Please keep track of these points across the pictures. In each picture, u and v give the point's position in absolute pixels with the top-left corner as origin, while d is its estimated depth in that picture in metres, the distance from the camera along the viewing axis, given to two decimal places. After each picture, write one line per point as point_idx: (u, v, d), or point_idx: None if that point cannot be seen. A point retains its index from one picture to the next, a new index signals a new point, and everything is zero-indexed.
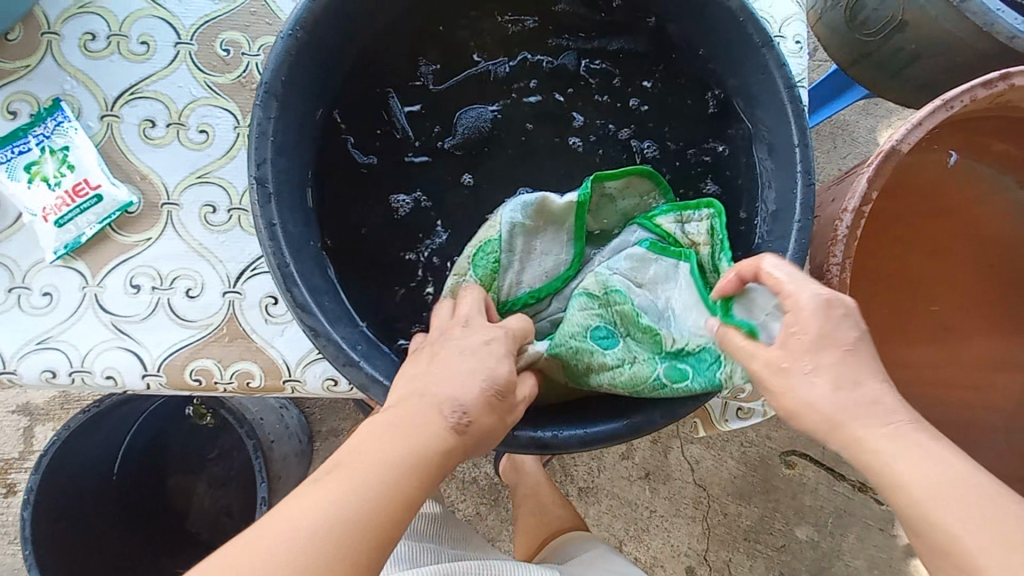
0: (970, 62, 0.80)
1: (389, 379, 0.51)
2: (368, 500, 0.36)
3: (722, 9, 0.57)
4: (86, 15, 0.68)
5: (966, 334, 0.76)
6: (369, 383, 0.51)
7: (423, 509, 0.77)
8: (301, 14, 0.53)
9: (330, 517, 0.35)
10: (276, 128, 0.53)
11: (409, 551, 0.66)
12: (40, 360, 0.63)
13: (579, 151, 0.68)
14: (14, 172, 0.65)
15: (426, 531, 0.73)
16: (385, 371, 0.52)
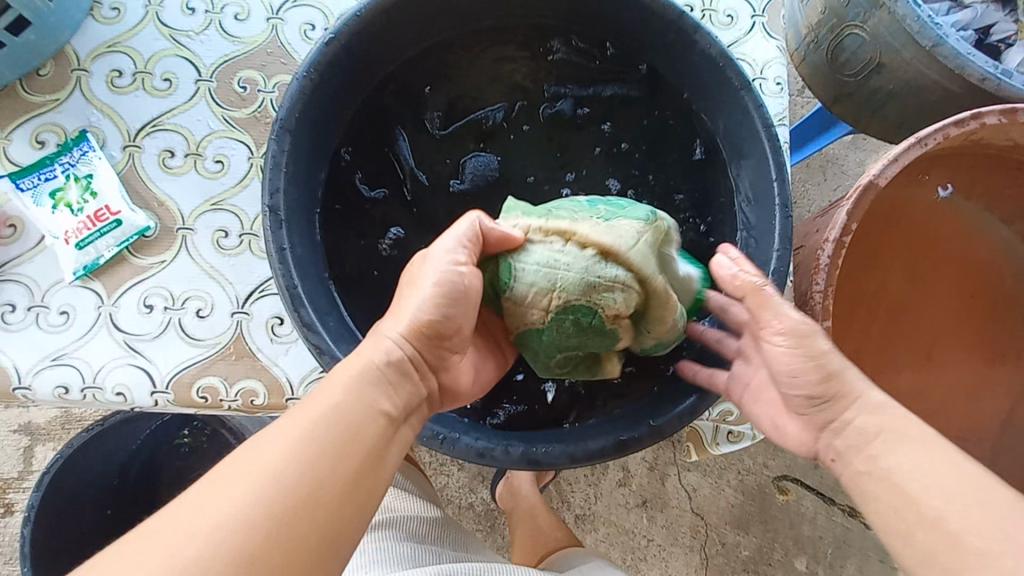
0: (944, 103, 0.84)
1: None
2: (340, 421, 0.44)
3: (704, 57, 0.63)
4: (113, 53, 0.73)
5: (947, 361, 0.78)
6: None
7: (428, 512, 0.78)
8: (315, 57, 0.58)
9: (308, 442, 0.41)
10: (289, 160, 0.57)
11: (413, 553, 0.68)
12: (54, 376, 0.66)
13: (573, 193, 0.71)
14: (40, 198, 0.69)
15: (429, 533, 0.75)
16: None
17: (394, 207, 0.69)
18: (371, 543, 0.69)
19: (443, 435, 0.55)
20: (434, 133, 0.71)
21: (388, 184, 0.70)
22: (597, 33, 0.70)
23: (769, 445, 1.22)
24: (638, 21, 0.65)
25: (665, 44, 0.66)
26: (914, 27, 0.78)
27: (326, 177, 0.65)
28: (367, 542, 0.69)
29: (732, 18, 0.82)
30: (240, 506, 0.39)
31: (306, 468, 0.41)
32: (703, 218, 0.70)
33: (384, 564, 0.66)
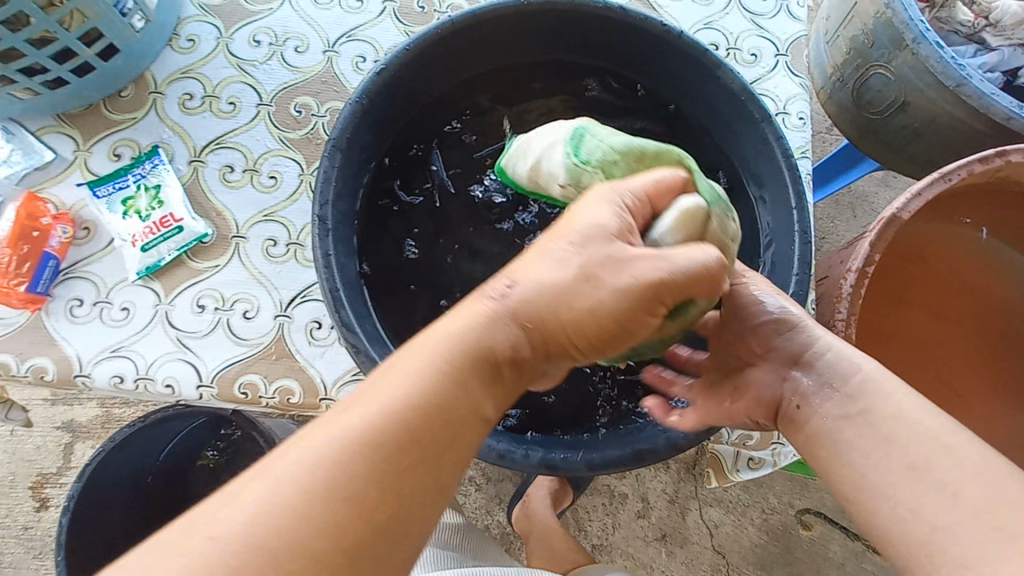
0: (970, 140, 0.85)
1: None
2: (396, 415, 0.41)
3: (727, 92, 0.67)
4: (186, 79, 0.81)
5: (978, 400, 0.77)
6: None
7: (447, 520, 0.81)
8: (366, 85, 0.64)
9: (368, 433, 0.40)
10: (339, 175, 0.63)
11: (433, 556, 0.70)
12: (112, 366, 0.72)
13: None
14: (113, 205, 0.76)
15: (448, 541, 0.77)
16: None
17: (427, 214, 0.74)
18: None
19: None
20: (472, 151, 0.76)
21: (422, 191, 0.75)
22: (630, 75, 0.75)
23: (795, 483, 1.20)
24: (660, 55, 0.70)
25: (690, 82, 0.71)
26: (937, 67, 0.81)
27: (370, 186, 0.71)
28: None
29: (756, 57, 0.86)
30: (315, 483, 0.38)
31: (382, 450, 0.40)
32: None
33: None
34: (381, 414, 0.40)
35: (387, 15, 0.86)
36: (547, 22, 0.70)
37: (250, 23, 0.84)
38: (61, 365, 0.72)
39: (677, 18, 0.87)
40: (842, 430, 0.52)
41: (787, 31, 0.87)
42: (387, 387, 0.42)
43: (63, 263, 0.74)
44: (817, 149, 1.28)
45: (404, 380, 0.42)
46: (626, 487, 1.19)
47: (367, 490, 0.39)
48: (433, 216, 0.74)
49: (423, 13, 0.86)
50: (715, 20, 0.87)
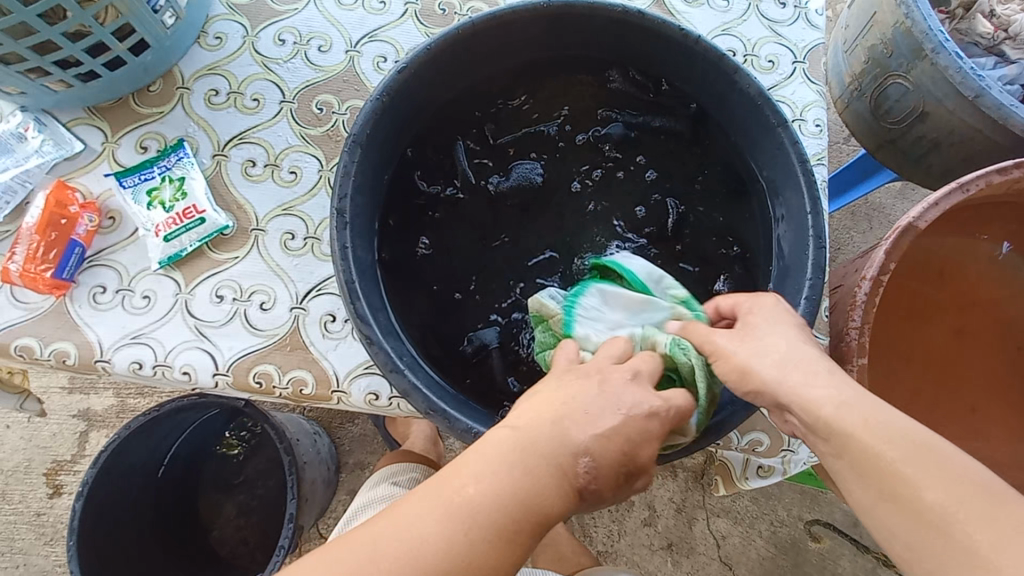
0: (989, 152, 0.85)
1: (428, 389, 0.59)
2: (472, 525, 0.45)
3: (744, 95, 0.67)
4: (213, 75, 0.84)
5: (992, 417, 0.77)
6: (411, 390, 0.58)
7: None
8: (387, 82, 0.65)
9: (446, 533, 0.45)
10: (358, 170, 0.64)
11: None
12: (132, 352, 0.73)
13: (621, 181, 0.77)
14: (138, 196, 0.78)
15: None
16: (425, 381, 0.60)
17: (449, 202, 0.76)
18: None
19: (477, 430, 0.57)
20: (491, 140, 0.78)
21: (445, 181, 0.76)
22: (654, 69, 0.74)
23: (805, 495, 1.18)
24: (679, 59, 0.70)
25: (711, 82, 0.70)
26: (956, 77, 0.81)
27: (391, 177, 0.72)
28: None
29: (773, 63, 0.86)
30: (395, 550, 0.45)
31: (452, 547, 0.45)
32: (742, 248, 0.73)
33: None
34: (456, 514, 0.46)
35: (409, 17, 0.87)
36: (566, 25, 0.71)
37: (276, 23, 0.86)
38: (83, 350, 0.74)
39: (695, 24, 0.88)
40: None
41: (805, 39, 0.87)
42: (462, 492, 0.46)
43: (89, 251, 0.76)
44: (833, 159, 1.27)
45: (476, 484, 0.46)
46: (633, 494, 1.18)
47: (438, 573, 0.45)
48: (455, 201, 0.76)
49: (443, 15, 0.88)
50: (733, 27, 0.87)
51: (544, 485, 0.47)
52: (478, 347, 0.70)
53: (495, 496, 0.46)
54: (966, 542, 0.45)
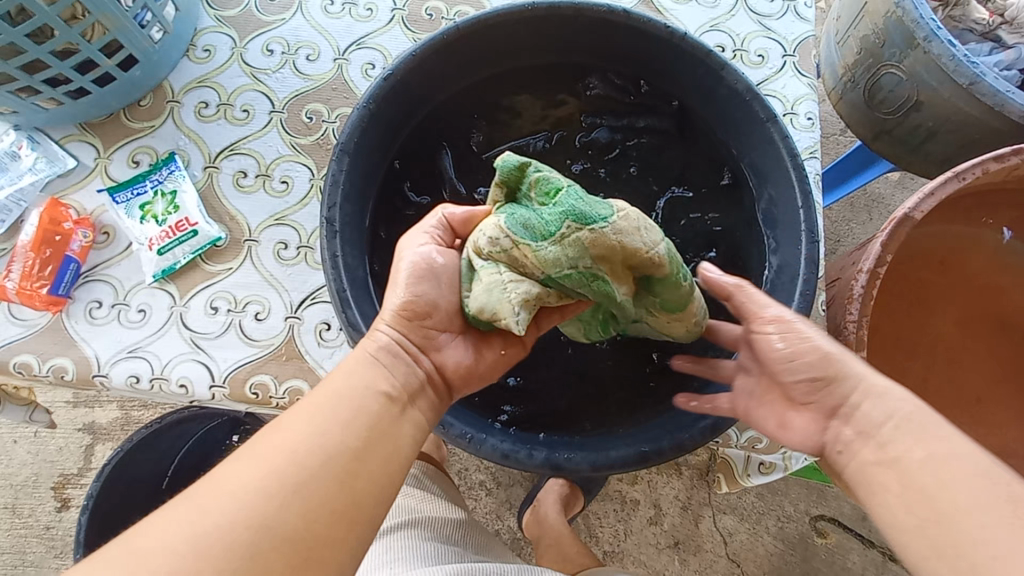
0: (986, 138, 0.84)
1: None
2: (325, 413, 0.49)
3: (732, 91, 0.67)
4: (202, 88, 0.84)
5: (999, 407, 0.76)
6: None
7: (451, 516, 0.81)
8: (374, 90, 0.65)
9: (304, 434, 0.47)
10: (346, 178, 0.64)
11: (434, 550, 0.72)
12: (128, 367, 0.74)
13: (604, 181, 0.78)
14: (131, 210, 0.78)
15: (453, 540, 0.77)
16: None
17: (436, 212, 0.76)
18: (402, 542, 0.73)
19: (471, 435, 0.58)
20: (478, 154, 0.78)
21: (434, 191, 0.77)
22: (633, 70, 0.75)
23: (812, 490, 1.17)
24: (664, 57, 0.71)
25: (697, 79, 0.70)
26: (950, 65, 0.80)
27: (380, 185, 0.72)
28: (395, 540, 0.73)
29: (763, 58, 0.86)
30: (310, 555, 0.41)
31: (311, 438, 0.47)
32: (732, 243, 0.73)
33: (410, 561, 0.70)
34: (310, 412, 0.49)
35: (397, 22, 0.87)
36: (550, 25, 0.71)
37: (264, 33, 0.86)
38: (80, 365, 0.74)
39: (683, 21, 0.87)
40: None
41: (794, 32, 0.87)
42: (310, 399, 0.50)
43: (84, 266, 0.77)
44: (830, 151, 1.26)
45: (323, 391, 0.51)
46: (638, 493, 1.17)
47: (308, 462, 0.46)
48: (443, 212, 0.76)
49: (431, 20, 0.88)
50: (721, 22, 0.87)
51: (375, 363, 0.53)
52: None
53: (339, 389, 0.51)
54: (977, 545, 0.44)
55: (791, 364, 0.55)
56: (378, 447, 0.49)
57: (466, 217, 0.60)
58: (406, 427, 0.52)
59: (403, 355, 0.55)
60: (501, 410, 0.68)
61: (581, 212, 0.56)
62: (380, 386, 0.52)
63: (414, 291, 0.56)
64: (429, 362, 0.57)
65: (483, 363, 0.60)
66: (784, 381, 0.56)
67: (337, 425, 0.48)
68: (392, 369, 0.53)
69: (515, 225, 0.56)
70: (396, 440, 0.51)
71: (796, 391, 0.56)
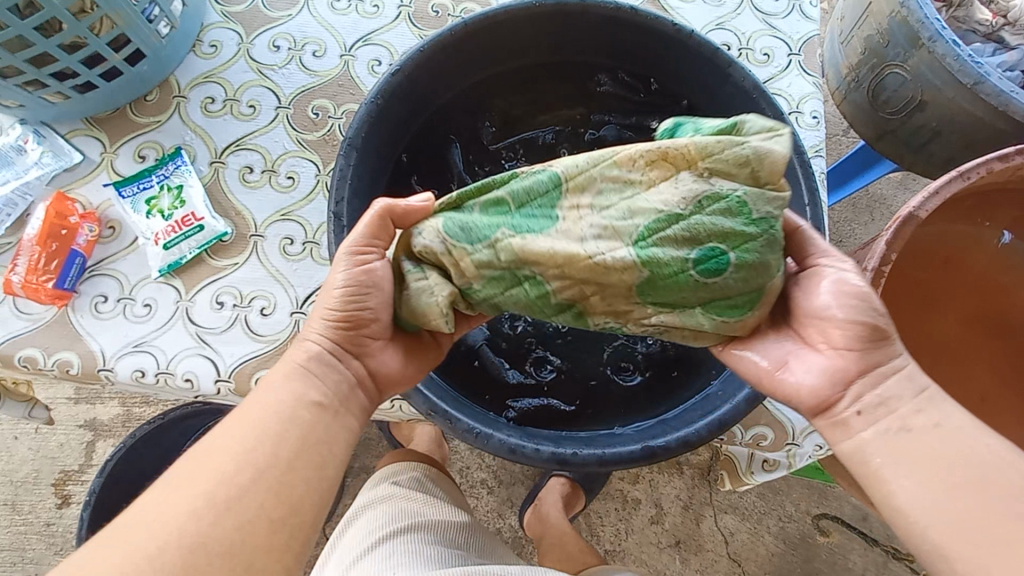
0: (990, 138, 0.84)
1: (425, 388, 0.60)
2: (256, 428, 0.50)
3: (739, 88, 0.67)
4: (208, 83, 0.84)
5: (1002, 407, 0.76)
6: (412, 392, 0.60)
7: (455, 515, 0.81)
8: (382, 85, 0.65)
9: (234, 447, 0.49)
10: (354, 173, 0.64)
11: (438, 554, 0.72)
12: (134, 361, 0.74)
13: None
14: (137, 205, 0.79)
15: (457, 539, 0.77)
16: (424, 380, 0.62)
17: None
18: (407, 543, 0.73)
19: (478, 429, 0.58)
20: (487, 145, 0.79)
21: (442, 186, 0.77)
22: (643, 70, 0.75)
23: (813, 490, 1.17)
24: (672, 54, 0.71)
25: (704, 77, 0.70)
26: (954, 65, 0.80)
27: (387, 181, 0.72)
28: (402, 543, 0.73)
29: (769, 57, 0.86)
30: None
31: (242, 454, 0.49)
32: None
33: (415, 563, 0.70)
34: (247, 426, 0.50)
35: (403, 19, 0.87)
36: (557, 21, 0.71)
37: (270, 29, 0.87)
38: (86, 359, 0.74)
39: (689, 19, 0.87)
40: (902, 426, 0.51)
41: (800, 31, 0.87)
42: (244, 411, 0.51)
43: (89, 260, 0.77)
44: (832, 152, 1.27)
45: (262, 402, 0.52)
46: (639, 492, 1.17)
47: (237, 475, 0.48)
48: None
49: (437, 17, 0.88)
50: (727, 21, 0.87)
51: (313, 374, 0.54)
52: (491, 358, 0.71)
53: (276, 403, 0.52)
54: None
55: (845, 296, 0.53)
56: (308, 456, 0.50)
57: (407, 212, 0.55)
58: (339, 433, 0.54)
59: (334, 364, 0.55)
60: (508, 407, 0.69)
61: (524, 227, 0.52)
62: (311, 397, 0.53)
63: (347, 302, 0.54)
64: (361, 366, 0.57)
65: (411, 364, 0.60)
66: (831, 320, 0.53)
67: (267, 437, 0.50)
68: (321, 379, 0.54)
69: (450, 236, 0.52)
70: (331, 444, 0.52)
71: (842, 335, 0.53)
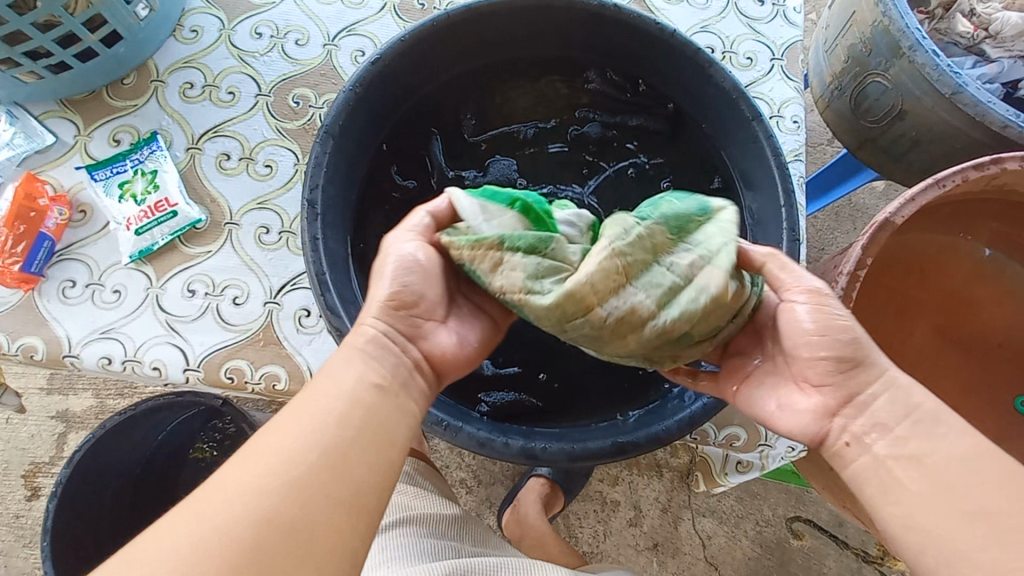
0: (967, 149, 0.85)
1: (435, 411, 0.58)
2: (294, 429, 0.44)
3: (719, 89, 0.68)
4: (188, 68, 0.83)
5: (972, 415, 0.76)
6: (431, 425, 0.57)
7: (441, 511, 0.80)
8: (361, 74, 0.65)
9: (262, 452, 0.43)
10: (330, 161, 0.63)
11: (432, 548, 0.72)
12: (101, 348, 0.72)
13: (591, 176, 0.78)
14: (110, 189, 0.77)
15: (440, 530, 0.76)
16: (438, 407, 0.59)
17: (423, 198, 0.76)
18: (396, 538, 0.72)
19: (447, 422, 0.57)
20: (467, 138, 0.79)
21: (420, 177, 0.77)
22: (632, 70, 0.75)
23: (791, 495, 1.18)
24: (654, 53, 0.71)
25: (686, 77, 0.71)
26: (933, 74, 0.80)
27: (365, 172, 0.71)
28: (387, 541, 0.72)
29: (751, 61, 0.86)
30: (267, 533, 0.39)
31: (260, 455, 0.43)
32: None
33: (402, 558, 0.69)
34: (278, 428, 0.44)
35: (388, 11, 0.87)
36: (541, 16, 0.70)
37: (252, 16, 0.86)
38: (51, 345, 0.72)
39: (674, 21, 0.88)
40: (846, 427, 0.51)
41: (783, 36, 0.87)
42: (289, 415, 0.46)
43: (59, 244, 0.75)
44: (817, 159, 1.28)
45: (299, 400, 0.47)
46: (618, 494, 1.17)
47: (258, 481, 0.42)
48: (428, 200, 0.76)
49: (422, 9, 0.87)
50: (712, 24, 0.88)
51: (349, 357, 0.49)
52: None
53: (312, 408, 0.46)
54: None
55: (803, 336, 0.51)
56: (365, 430, 0.46)
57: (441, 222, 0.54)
58: (405, 418, 0.49)
59: (391, 347, 0.50)
60: (481, 401, 0.68)
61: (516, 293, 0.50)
62: (369, 377, 0.48)
63: (402, 282, 0.51)
64: (418, 350, 0.52)
65: (468, 340, 0.55)
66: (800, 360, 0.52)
67: None
68: (381, 361, 0.49)
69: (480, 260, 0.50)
70: (398, 429, 0.48)
71: (813, 372, 0.51)
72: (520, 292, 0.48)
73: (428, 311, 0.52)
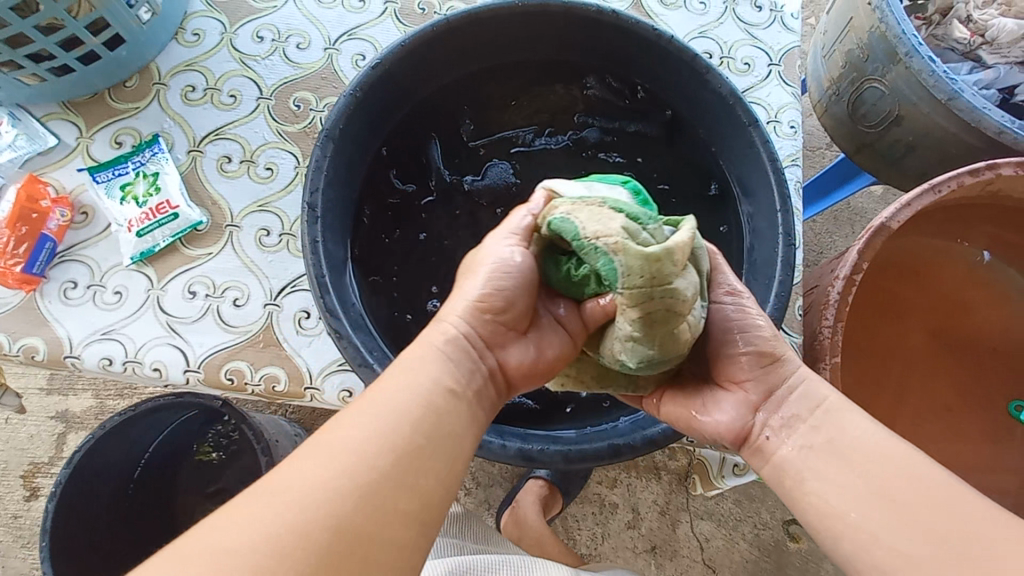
0: (963, 154, 0.85)
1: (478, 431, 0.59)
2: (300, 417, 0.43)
3: (715, 95, 0.69)
4: (189, 71, 0.83)
5: (968, 419, 0.77)
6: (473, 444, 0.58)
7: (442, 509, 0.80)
8: (362, 78, 0.65)
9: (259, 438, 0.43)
10: (330, 165, 0.64)
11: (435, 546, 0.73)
12: (101, 348, 0.73)
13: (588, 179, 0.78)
14: (112, 191, 0.78)
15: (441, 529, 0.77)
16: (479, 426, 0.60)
17: (422, 202, 0.77)
18: None
19: None
20: (467, 142, 0.80)
21: (419, 181, 0.77)
22: (631, 75, 0.76)
23: None
24: (652, 58, 0.72)
25: (684, 82, 0.71)
26: (929, 80, 0.81)
27: (365, 175, 0.72)
28: None
29: (749, 66, 0.87)
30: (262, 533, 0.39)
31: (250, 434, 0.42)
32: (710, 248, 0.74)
33: None
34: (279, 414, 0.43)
35: (388, 15, 0.88)
36: (540, 21, 0.71)
37: (254, 20, 0.86)
38: (52, 345, 0.73)
39: (673, 27, 0.89)
40: (839, 432, 0.52)
41: (781, 42, 0.88)
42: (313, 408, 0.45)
43: (60, 246, 0.76)
44: (814, 163, 1.29)
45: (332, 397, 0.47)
46: (617, 496, 1.18)
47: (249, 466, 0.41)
48: (428, 203, 0.77)
49: (423, 14, 0.88)
50: (710, 29, 0.88)
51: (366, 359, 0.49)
52: None
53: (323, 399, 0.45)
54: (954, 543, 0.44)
55: (725, 335, 0.56)
56: None
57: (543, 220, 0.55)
58: (471, 425, 0.49)
59: (470, 351, 0.51)
60: None
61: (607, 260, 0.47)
62: (444, 381, 0.49)
63: (494, 285, 0.52)
64: (493, 358, 0.53)
65: (548, 348, 0.55)
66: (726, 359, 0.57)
67: None
68: (458, 364, 0.50)
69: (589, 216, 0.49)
70: (457, 436, 0.47)
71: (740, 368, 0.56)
72: (619, 238, 0.46)
73: (514, 318, 0.53)
